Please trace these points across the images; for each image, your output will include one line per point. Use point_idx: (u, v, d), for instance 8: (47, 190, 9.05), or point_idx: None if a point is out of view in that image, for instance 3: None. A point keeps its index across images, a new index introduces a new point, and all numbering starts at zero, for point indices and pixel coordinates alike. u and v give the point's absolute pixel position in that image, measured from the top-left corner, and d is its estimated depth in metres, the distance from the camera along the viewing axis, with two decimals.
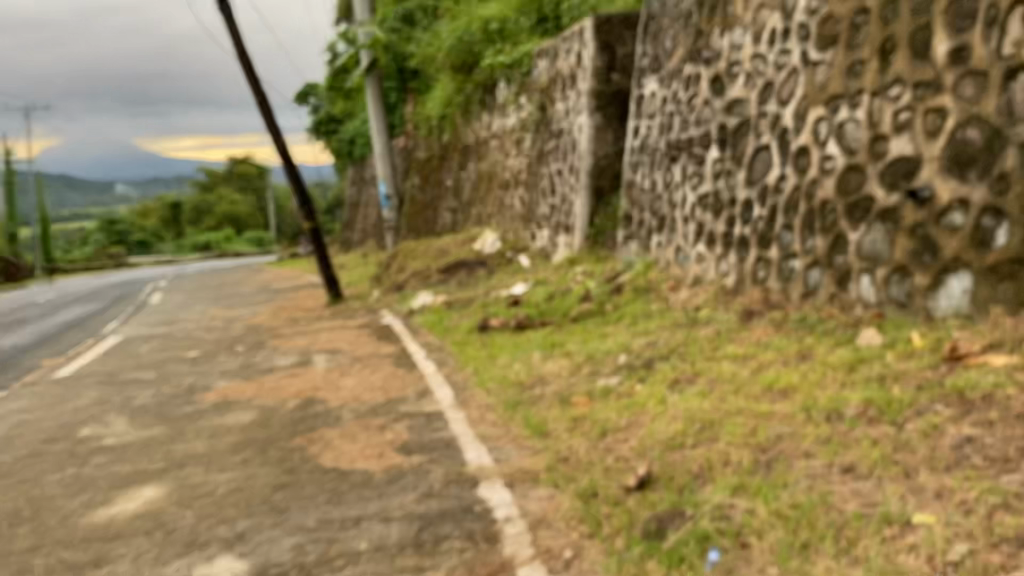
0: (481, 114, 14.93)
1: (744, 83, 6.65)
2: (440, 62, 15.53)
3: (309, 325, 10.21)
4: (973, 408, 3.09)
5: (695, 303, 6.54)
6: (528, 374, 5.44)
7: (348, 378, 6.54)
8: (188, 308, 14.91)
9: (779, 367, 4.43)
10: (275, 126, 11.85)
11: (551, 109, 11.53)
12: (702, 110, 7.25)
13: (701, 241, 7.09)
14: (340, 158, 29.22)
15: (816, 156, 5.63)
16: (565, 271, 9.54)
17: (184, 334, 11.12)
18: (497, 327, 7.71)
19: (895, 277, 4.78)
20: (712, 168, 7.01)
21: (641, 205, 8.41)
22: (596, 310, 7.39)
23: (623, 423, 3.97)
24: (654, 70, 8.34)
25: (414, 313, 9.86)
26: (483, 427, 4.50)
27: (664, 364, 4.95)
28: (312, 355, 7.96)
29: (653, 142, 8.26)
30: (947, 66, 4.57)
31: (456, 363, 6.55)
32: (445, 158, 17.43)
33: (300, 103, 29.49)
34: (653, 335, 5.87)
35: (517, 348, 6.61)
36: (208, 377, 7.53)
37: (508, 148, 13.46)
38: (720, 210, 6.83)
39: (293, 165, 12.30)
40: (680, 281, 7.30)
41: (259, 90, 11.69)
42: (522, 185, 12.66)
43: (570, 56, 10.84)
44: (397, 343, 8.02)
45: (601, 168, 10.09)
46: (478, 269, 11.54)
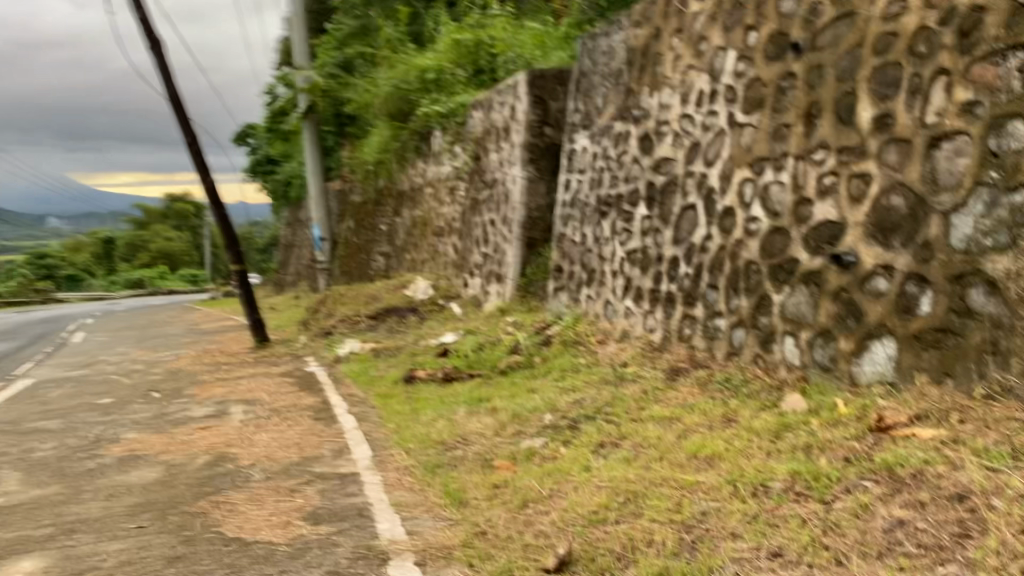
0: (416, 159, 14.80)
1: (671, 141, 6.62)
2: (375, 106, 15.39)
3: (228, 372, 9.81)
4: (902, 487, 3.07)
5: (621, 360, 6.41)
6: (450, 434, 5.22)
7: (263, 432, 6.22)
8: (105, 349, 14.30)
9: (703, 432, 4.29)
10: (202, 165, 11.49)
11: (485, 158, 11.46)
12: (631, 167, 7.21)
13: (629, 297, 7.00)
14: (275, 196, 28.76)
15: (742, 216, 5.58)
16: (496, 322, 9.38)
17: (97, 378, 10.59)
18: (423, 379, 7.48)
19: (818, 341, 4.70)
20: (640, 224, 6.94)
21: (571, 257, 8.32)
22: (524, 364, 7.22)
23: (543, 492, 3.77)
24: (586, 124, 8.31)
25: (340, 360, 9.56)
26: (398, 494, 4.25)
27: (590, 425, 4.79)
28: (228, 405, 7.60)
29: (583, 195, 8.20)
30: (870, 133, 4.58)
31: (379, 418, 6.30)
32: (379, 202, 17.22)
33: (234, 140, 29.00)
34: (580, 393, 5.71)
35: (443, 403, 6.39)
36: (115, 427, 7.11)
37: (442, 195, 13.33)
38: (647, 267, 6.75)
39: (218, 205, 11.94)
40: (608, 337, 7.18)
41: (187, 128, 11.34)
42: (455, 232, 12.52)
43: (505, 107, 10.79)
44: (320, 393, 7.72)
45: (533, 219, 10.01)
46: (408, 316, 11.31)
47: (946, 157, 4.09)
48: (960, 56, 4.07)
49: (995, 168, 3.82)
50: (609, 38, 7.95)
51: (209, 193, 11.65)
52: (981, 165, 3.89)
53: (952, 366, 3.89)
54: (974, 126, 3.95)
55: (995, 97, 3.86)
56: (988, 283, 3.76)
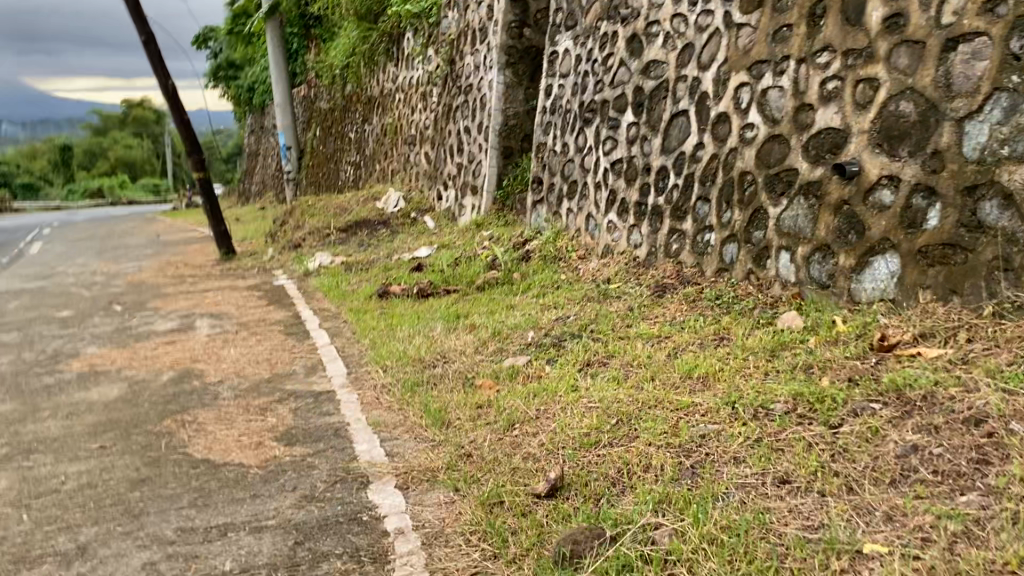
0: (386, 65, 14.21)
1: (663, 44, 6.30)
2: (343, 7, 14.69)
3: (194, 285, 9.49)
4: (912, 410, 2.90)
5: (605, 275, 6.20)
6: (429, 351, 5.01)
7: (231, 347, 5.97)
8: (65, 260, 13.83)
9: (696, 350, 4.13)
10: (161, 67, 10.88)
11: (459, 63, 10.99)
12: (618, 71, 6.87)
13: (613, 209, 6.75)
14: (238, 104, 27.79)
15: (737, 124, 5.31)
16: (472, 235, 9.11)
17: (56, 290, 10.21)
18: (398, 294, 7.23)
19: (816, 256, 4.51)
20: (626, 132, 6.65)
21: (551, 168, 8.02)
22: (502, 280, 7.00)
23: (531, 412, 3.59)
24: (570, 27, 7.91)
25: (310, 274, 9.27)
26: (377, 414, 4.06)
27: (576, 342, 4.60)
28: (195, 318, 7.33)
29: (565, 102, 7.86)
30: (879, 35, 4.28)
31: (354, 333, 6.07)
32: (348, 110, 16.63)
33: (194, 44, 27.83)
34: (563, 310, 5.51)
35: (419, 318, 6.17)
36: (75, 342, 6.81)
37: (414, 103, 12.83)
38: (633, 178, 6.50)
39: (179, 110, 11.38)
40: (590, 251, 6.96)
41: (143, 26, 10.67)
42: (428, 142, 12.11)
43: (481, 8, 10.28)
44: (290, 308, 7.46)
45: (510, 128, 9.65)
46: (381, 229, 10.99)
47: (961, 60, 3.83)
48: None
49: (1016, 72, 3.59)
50: None
51: (169, 97, 11.07)
52: (1001, 69, 3.65)
53: (959, 283, 3.72)
54: (995, 27, 3.68)
55: None
56: (1003, 196, 3.57)
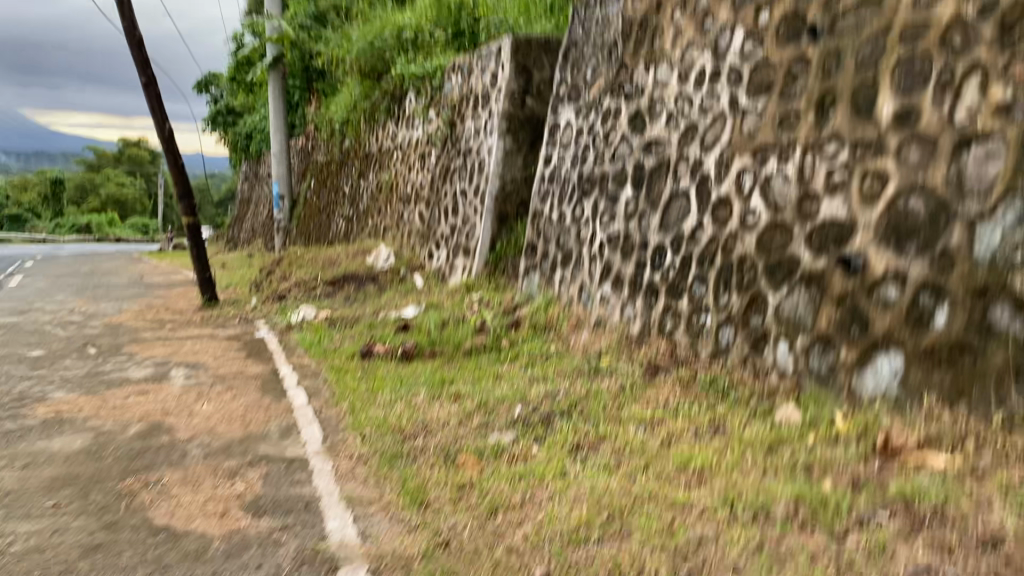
0: (387, 122, 14.25)
1: (666, 122, 6.23)
2: (347, 63, 14.79)
3: (173, 331, 9.26)
4: (922, 523, 2.74)
5: (595, 350, 6.04)
6: (411, 420, 4.81)
7: (205, 402, 5.75)
8: (44, 296, 13.58)
9: (690, 440, 3.95)
10: (159, 110, 10.82)
11: (460, 126, 11.00)
12: (619, 145, 6.81)
13: (607, 283, 6.62)
14: (235, 149, 27.83)
15: (739, 208, 5.22)
16: (461, 298, 8.96)
17: (31, 327, 9.95)
18: (381, 355, 7.04)
19: (816, 348, 4.38)
20: (625, 207, 6.56)
21: (546, 236, 7.92)
22: (490, 347, 6.82)
23: (516, 498, 3.39)
24: (573, 98, 7.89)
25: (293, 327, 9.07)
26: (352, 487, 3.84)
27: (564, 422, 4.41)
28: (170, 367, 7.11)
29: (564, 172, 7.79)
30: (890, 128, 4.23)
31: (333, 394, 5.86)
32: (344, 164, 16.62)
33: (197, 89, 28.01)
34: (552, 384, 5.34)
35: (402, 383, 5.97)
36: (43, 384, 6.56)
37: (412, 162, 12.81)
38: (629, 253, 6.37)
39: (174, 153, 11.29)
40: (581, 323, 6.82)
41: (145, 69, 10.64)
42: (423, 201, 12.05)
43: (485, 73, 10.32)
44: (270, 362, 7.24)
45: (506, 193, 9.60)
46: (368, 285, 10.84)
47: (974, 160, 3.75)
48: (1000, 51, 3.72)
49: None
50: (604, 8, 7.52)
51: (165, 140, 10.98)
52: (1015, 172, 3.55)
53: (966, 388, 3.57)
54: (1010, 128, 3.61)
55: None
56: (1015, 301, 3.44)
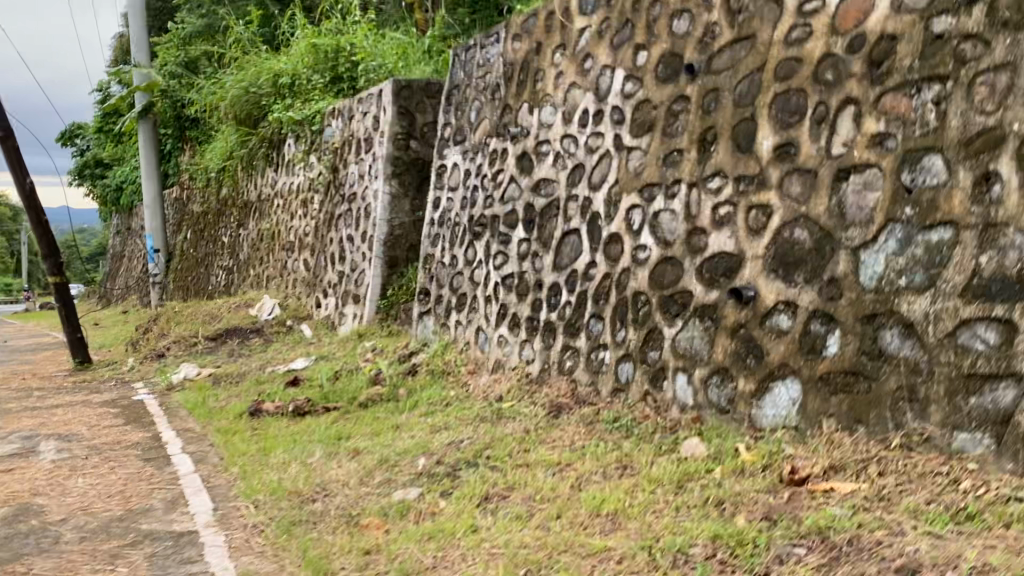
0: (265, 169, 13.87)
1: (552, 162, 6.24)
2: (221, 110, 14.35)
3: (40, 399, 8.59)
4: (839, 554, 2.76)
5: (495, 394, 5.93)
6: (308, 482, 4.56)
7: (78, 477, 5.30)
8: None
9: (600, 482, 3.88)
10: (18, 164, 10.16)
11: (343, 171, 10.80)
12: (507, 186, 6.79)
13: (504, 324, 6.55)
14: (102, 202, 26.53)
15: (629, 245, 5.22)
16: (353, 347, 8.71)
17: None
18: (271, 412, 6.72)
19: (715, 379, 4.40)
20: (517, 247, 6.52)
21: (440, 280, 7.81)
22: (386, 397, 6.62)
23: (427, 561, 3.23)
24: (459, 140, 7.85)
25: (174, 388, 8.58)
26: (248, 562, 3.57)
27: (471, 472, 4.27)
28: (36, 440, 6.55)
29: (454, 214, 7.72)
30: (772, 162, 4.33)
31: (221, 459, 5.52)
32: (222, 213, 16.07)
33: (58, 140, 26.65)
34: (454, 432, 5.19)
35: (296, 441, 5.69)
36: None
37: (294, 209, 12.48)
38: (525, 293, 6.33)
39: (36, 209, 10.60)
40: (481, 366, 6.72)
41: (1, 121, 9.99)
42: (308, 248, 11.74)
43: (366, 117, 10.18)
44: (150, 428, 6.79)
45: (395, 238, 9.44)
46: (253, 338, 10.41)
47: (854, 190, 3.88)
48: (869, 87, 3.88)
49: (908, 204, 3.63)
50: (485, 51, 7.54)
51: (26, 196, 10.31)
52: (893, 200, 3.69)
53: (863, 412, 3.66)
54: (886, 159, 3.75)
55: (908, 131, 3.68)
56: (902, 325, 3.56)
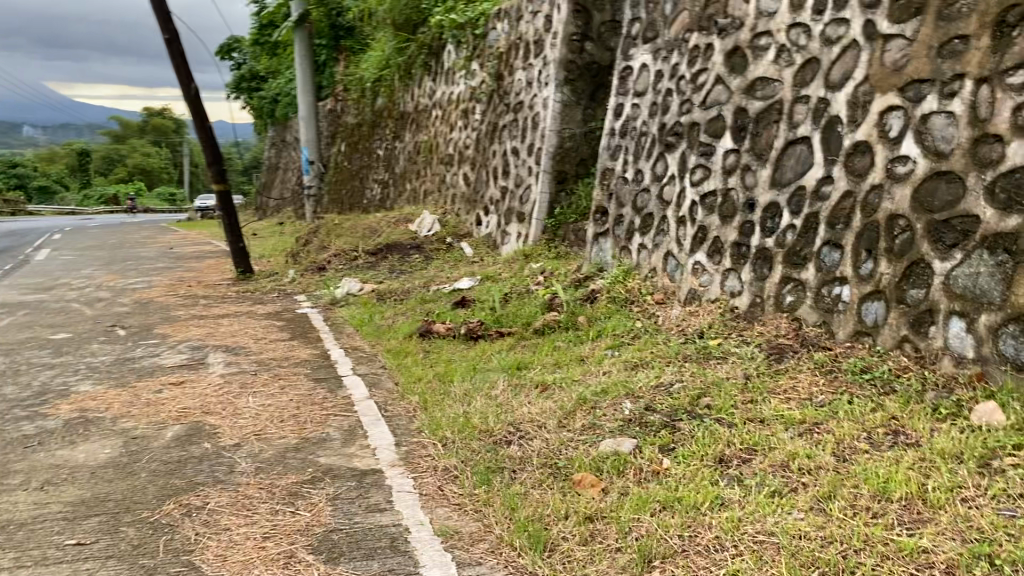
0: (423, 78, 13.29)
1: (775, 57, 5.30)
2: (379, 15, 13.87)
3: (207, 308, 8.53)
4: None
5: (695, 330, 5.19)
6: (498, 420, 4.00)
7: (250, 396, 4.98)
8: (70, 271, 12.93)
9: (870, 452, 3.12)
10: (184, 68, 9.99)
11: (508, 77, 10.09)
12: (711, 88, 5.88)
13: (702, 249, 5.70)
14: (260, 116, 27.06)
15: (883, 156, 4.31)
16: (519, 268, 8.11)
17: (56, 306, 9.27)
18: (442, 335, 6.25)
19: (1009, 328, 3.51)
20: (722, 160, 5.63)
21: (619, 197, 7.02)
22: (564, 325, 5.99)
23: (673, 543, 2.63)
24: (649, 38, 6.95)
25: (338, 303, 8.31)
26: (448, 520, 3.06)
27: (694, 425, 3.58)
28: (205, 351, 6.35)
29: (640, 123, 6.88)
30: None
31: (396, 385, 5.07)
32: (377, 125, 15.74)
33: (219, 54, 27.22)
34: (657, 370, 4.51)
35: (475, 369, 5.17)
36: (66, 375, 5.82)
37: (453, 119, 11.91)
38: (731, 214, 5.45)
39: (200, 116, 10.46)
40: (670, 296, 5.89)
41: (167, 23, 9.79)
42: (467, 161, 11.18)
43: (537, 17, 9.38)
44: (317, 344, 6.46)
45: (565, 150, 8.70)
46: (413, 254, 10.03)
47: None
48: None
49: None
50: None
51: (191, 102, 10.15)
52: None
53: None
54: None
55: None
56: None
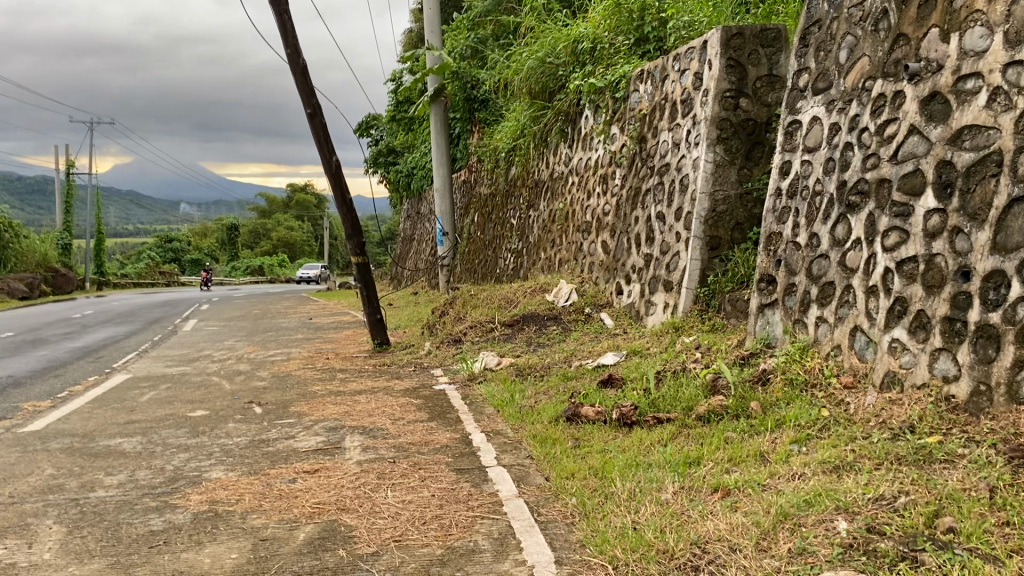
0: (559, 145, 12.97)
1: (987, 101, 4.53)
2: (515, 84, 13.75)
3: (342, 383, 8.23)
4: None
5: (902, 424, 4.39)
6: (679, 538, 3.35)
7: (388, 489, 4.50)
8: (212, 342, 13.11)
9: None
10: (325, 142, 9.99)
11: (652, 140, 9.59)
12: (904, 140, 5.14)
13: (901, 324, 4.90)
14: (395, 189, 27.64)
15: None
16: (671, 342, 7.41)
17: (196, 379, 9.22)
18: (591, 419, 5.62)
19: None
20: (923, 222, 4.86)
21: (790, 264, 6.32)
22: (734, 412, 5.27)
23: None
24: (821, 89, 6.30)
25: (476, 378, 7.84)
26: None
27: (942, 556, 2.84)
28: (340, 433, 5.95)
29: (813, 182, 6.20)
30: None
31: (548, 481, 4.48)
32: (511, 194, 15.52)
33: (356, 132, 28.18)
34: (867, 477, 3.75)
35: (637, 464, 4.51)
36: (200, 459, 5.52)
37: (591, 186, 11.46)
38: (939, 284, 4.66)
39: (340, 188, 10.41)
40: (862, 379, 5.10)
41: (310, 98, 9.83)
42: (606, 227, 10.66)
43: (685, 76, 8.89)
44: (458, 427, 5.96)
45: (719, 215, 8.05)
46: (551, 326, 9.50)
47: None
48: None
49: None
50: None
51: (331, 174, 10.12)
52: None
53: None
54: None
55: None
56: None
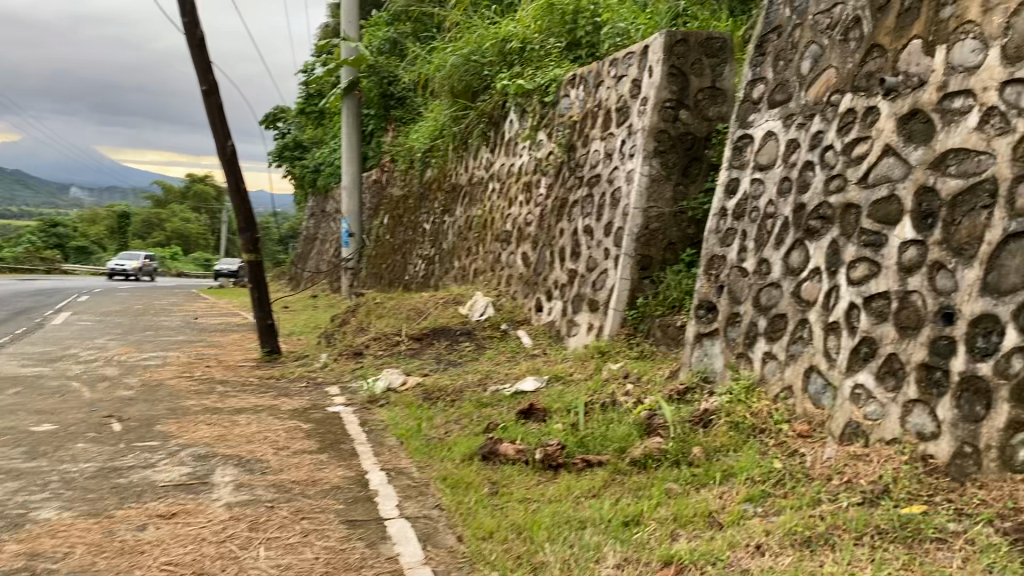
0: (480, 149, 12.24)
1: (979, 123, 3.99)
2: (434, 82, 12.95)
3: (222, 398, 7.21)
4: None
5: (874, 486, 3.79)
6: None
7: (262, 548, 3.60)
8: (82, 340, 11.76)
9: None
10: (221, 124, 8.96)
11: (582, 148, 8.95)
12: (877, 162, 4.60)
13: (867, 369, 4.32)
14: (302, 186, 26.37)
15: None
16: (596, 368, 6.73)
17: (53, 383, 8.03)
18: (511, 459, 4.86)
19: None
20: (897, 254, 4.31)
21: (734, 291, 5.74)
22: (674, 459, 4.59)
23: None
24: (779, 101, 5.75)
25: (379, 399, 6.98)
26: None
27: None
28: (210, 465, 4.99)
29: (765, 202, 5.65)
30: None
31: (460, 543, 3.69)
32: (424, 198, 14.69)
33: (264, 124, 26.84)
34: (849, 558, 3.12)
35: (567, 521, 3.78)
36: (30, 492, 4.49)
37: (513, 194, 10.74)
38: (915, 326, 4.10)
39: (235, 176, 9.37)
40: (818, 428, 4.51)
41: (207, 74, 8.79)
42: (528, 238, 9.96)
43: (622, 82, 8.29)
44: (353, 463, 5.08)
45: (652, 232, 7.43)
46: (463, 342, 8.70)
47: None
48: None
49: None
50: None
51: (226, 160, 9.08)
52: None
53: None
54: None
55: None
56: None
